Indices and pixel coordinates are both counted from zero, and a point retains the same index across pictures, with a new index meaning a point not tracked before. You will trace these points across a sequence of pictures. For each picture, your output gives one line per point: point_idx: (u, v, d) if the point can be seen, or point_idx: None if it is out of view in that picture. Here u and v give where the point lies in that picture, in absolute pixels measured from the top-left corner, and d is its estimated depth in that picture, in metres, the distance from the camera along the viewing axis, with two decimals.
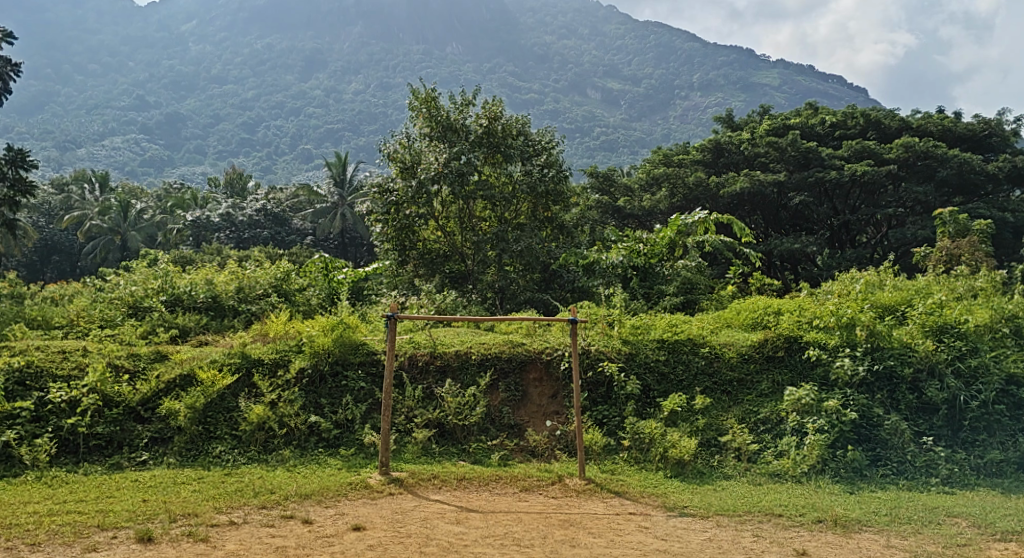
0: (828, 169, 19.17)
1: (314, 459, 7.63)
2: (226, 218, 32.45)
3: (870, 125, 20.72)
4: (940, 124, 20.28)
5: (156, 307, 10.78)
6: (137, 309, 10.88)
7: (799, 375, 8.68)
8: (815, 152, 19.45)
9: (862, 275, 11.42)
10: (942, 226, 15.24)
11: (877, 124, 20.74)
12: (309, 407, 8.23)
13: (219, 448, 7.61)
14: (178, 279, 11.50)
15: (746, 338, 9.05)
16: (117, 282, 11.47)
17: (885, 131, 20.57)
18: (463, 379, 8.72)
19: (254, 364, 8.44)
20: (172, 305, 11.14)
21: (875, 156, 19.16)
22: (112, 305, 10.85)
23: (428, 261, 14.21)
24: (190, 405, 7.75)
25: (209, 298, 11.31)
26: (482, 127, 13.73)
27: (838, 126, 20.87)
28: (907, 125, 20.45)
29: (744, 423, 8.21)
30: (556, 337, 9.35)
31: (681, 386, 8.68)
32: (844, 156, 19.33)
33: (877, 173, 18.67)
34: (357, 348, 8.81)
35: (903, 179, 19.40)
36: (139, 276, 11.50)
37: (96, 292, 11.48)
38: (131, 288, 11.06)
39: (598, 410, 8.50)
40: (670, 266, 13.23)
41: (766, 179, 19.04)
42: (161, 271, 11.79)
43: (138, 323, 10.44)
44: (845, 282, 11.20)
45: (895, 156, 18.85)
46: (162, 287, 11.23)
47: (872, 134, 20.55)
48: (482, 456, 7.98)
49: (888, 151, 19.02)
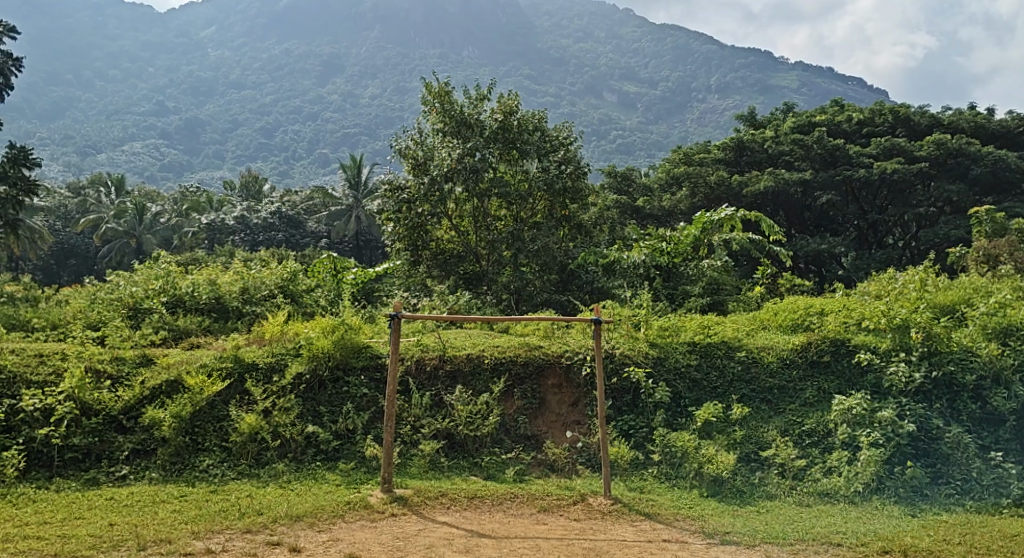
0: (856, 168, 18.31)
1: (311, 473, 6.93)
2: (240, 221, 31.99)
3: (899, 122, 19.74)
4: (973, 120, 19.30)
5: (157, 308, 10.18)
6: (137, 311, 10.25)
7: (847, 382, 7.81)
8: (842, 150, 18.58)
9: (900, 276, 10.57)
10: (978, 226, 14.20)
11: (907, 121, 19.73)
12: (306, 416, 7.52)
13: (207, 461, 6.93)
14: (180, 280, 10.88)
15: (786, 342, 8.23)
16: (117, 282, 10.88)
17: (915, 128, 19.57)
18: (475, 385, 7.96)
19: (248, 368, 7.75)
20: (173, 306, 10.55)
21: (905, 154, 18.21)
22: (110, 306, 10.22)
23: (441, 262, 13.51)
24: (175, 414, 7.07)
25: (212, 299, 10.71)
26: (497, 122, 12.97)
27: (865, 123, 19.88)
28: (938, 121, 19.46)
29: (787, 436, 7.37)
30: (577, 339, 8.53)
31: (716, 394, 7.86)
32: (872, 154, 18.41)
33: (907, 171, 17.74)
34: (359, 352, 8.09)
35: (933, 178, 18.37)
36: (140, 276, 10.91)
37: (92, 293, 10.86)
38: (131, 288, 10.44)
39: (624, 420, 7.67)
40: (696, 265, 12.40)
41: (792, 177, 18.19)
42: (163, 270, 11.20)
43: (136, 327, 9.82)
44: (883, 283, 10.38)
45: (926, 154, 17.91)
46: (163, 288, 10.62)
47: (901, 132, 19.54)
48: (496, 472, 7.23)
49: (919, 148, 18.08)
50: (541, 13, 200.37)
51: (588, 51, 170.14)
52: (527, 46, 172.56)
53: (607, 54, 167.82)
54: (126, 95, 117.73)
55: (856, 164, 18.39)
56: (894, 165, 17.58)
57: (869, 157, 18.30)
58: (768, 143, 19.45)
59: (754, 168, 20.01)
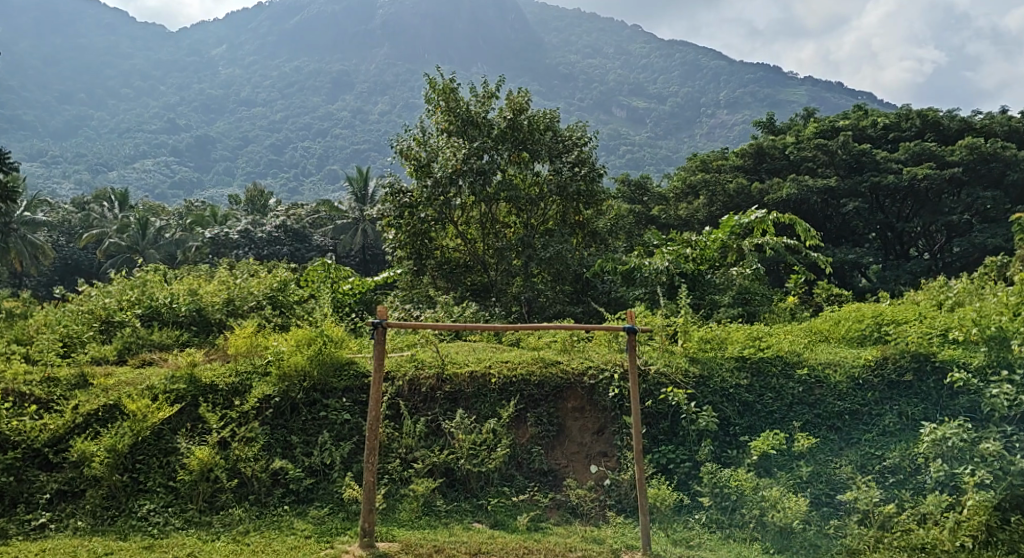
0: (885, 173, 16.70)
1: (275, 523, 5.63)
2: (245, 235, 30.77)
3: (927, 127, 18.22)
4: (1009, 123, 17.69)
5: (130, 322, 8.90)
6: (110, 324, 8.98)
7: (934, 406, 6.31)
8: (869, 155, 17.01)
9: (954, 290, 9.24)
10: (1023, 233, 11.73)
11: (936, 125, 18.21)
12: (274, 447, 6.19)
13: (147, 507, 5.68)
14: (158, 290, 9.55)
15: (856, 356, 6.79)
16: (87, 293, 9.63)
17: (945, 133, 18.03)
18: (480, 409, 6.59)
19: (204, 390, 6.42)
20: (149, 319, 9.23)
21: (935, 159, 16.68)
22: (80, 318, 8.94)
23: (446, 271, 12.23)
24: (109, 448, 5.80)
25: (193, 311, 9.33)
26: (506, 122, 11.69)
27: (892, 127, 18.34)
28: (969, 125, 17.97)
29: (865, 473, 5.92)
30: (601, 353, 7.11)
31: (774, 421, 6.43)
32: (900, 159, 16.89)
33: (939, 178, 16.23)
34: (341, 369, 6.73)
35: (965, 184, 16.82)
36: (116, 286, 9.64)
37: (59, 305, 9.58)
38: (103, 300, 9.16)
39: (661, 452, 6.26)
40: (723, 272, 10.87)
41: (816, 185, 16.59)
42: (139, 280, 9.93)
43: (104, 344, 8.54)
44: (938, 299, 8.94)
45: (959, 159, 16.38)
46: (138, 299, 9.32)
47: (931, 137, 18.00)
48: (505, 518, 5.87)
49: (951, 152, 16.58)
50: (550, 29, 200.19)
51: (598, 66, 169.56)
52: (537, 61, 171.99)
53: (618, 69, 167.01)
54: (137, 112, 117.76)
55: (884, 170, 16.78)
56: (925, 171, 16.06)
57: (898, 163, 16.77)
58: (791, 150, 17.85)
59: (776, 177, 18.29)
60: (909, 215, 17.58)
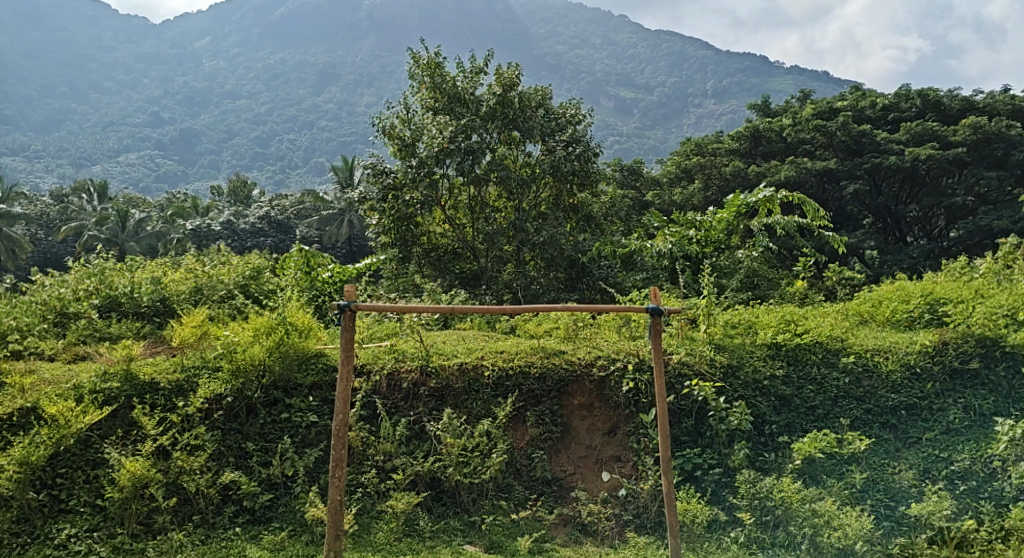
0: (885, 155, 15.28)
1: (224, 548, 4.66)
2: (227, 226, 29.40)
3: (928, 107, 16.36)
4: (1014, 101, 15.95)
5: (85, 314, 7.80)
6: (64, 317, 7.85)
7: (1004, 399, 5.47)
8: (869, 135, 15.46)
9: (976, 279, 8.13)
10: None
11: (937, 105, 16.33)
12: (226, 457, 5.21)
13: (67, 531, 4.68)
14: (118, 277, 8.42)
15: (909, 342, 5.86)
16: (37, 282, 8.47)
17: (946, 114, 16.23)
18: (471, 409, 5.60)
19: (142, 389, 5.37)
20: (108, 310, 8.13)
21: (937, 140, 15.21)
22: (28, 310, 7.83)
23: (435, 258, 11.17)
24: (20, 461, 4.76)
25: (157, 301, 8.20)
26: (495, 98, 10.48)
27: (891, 108, 16.49)
28: (972, 105, 16.15)
29: (930, 479, 4.99)
30: (612, 342, 6.11)
31: (817, 418, 5.49)
32: (902, 140, 15.37)
33: (942, 159, 14.82)
34: (307, 363, 5.71)
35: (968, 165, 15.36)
36: (71, 274, 8.49)
37: (8, 295, 8.43)
38: (57, 289, 8.06)
39: (685, 454, 5.33)
40: (728, 255, 9.83)
41: (815, 167, 15.24)
42: (98, 267, 8.75)
43: (49, 338, 7.46)
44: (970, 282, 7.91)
45: (961, 139, 14.86)
46: (96, 288, 8.20)
47: (932, 118, 16.14)
48: (503, 539, 4.92)
49: (953, 132, 15.11)
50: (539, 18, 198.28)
51: (587, 56, 168.08)
52: (526, 51, 170.32)
53: (606, 58, 165.57)
54: (121, 105, 115.57)
55: (884, 151, 15.34)
56: (929, 151, 14.55)
57: (899, 144, 15.30)
58: (787, 132, 16.19)
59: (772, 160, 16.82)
60: (907, 198, 16.05)
